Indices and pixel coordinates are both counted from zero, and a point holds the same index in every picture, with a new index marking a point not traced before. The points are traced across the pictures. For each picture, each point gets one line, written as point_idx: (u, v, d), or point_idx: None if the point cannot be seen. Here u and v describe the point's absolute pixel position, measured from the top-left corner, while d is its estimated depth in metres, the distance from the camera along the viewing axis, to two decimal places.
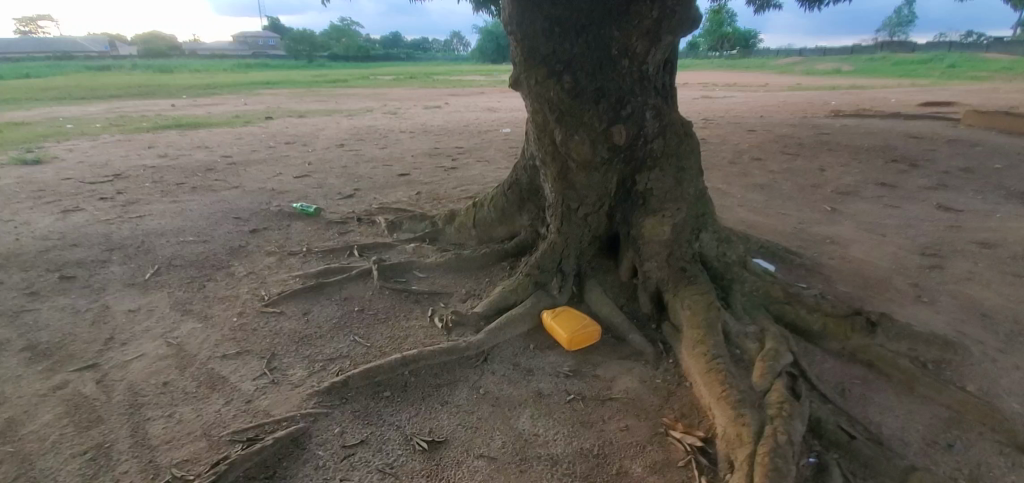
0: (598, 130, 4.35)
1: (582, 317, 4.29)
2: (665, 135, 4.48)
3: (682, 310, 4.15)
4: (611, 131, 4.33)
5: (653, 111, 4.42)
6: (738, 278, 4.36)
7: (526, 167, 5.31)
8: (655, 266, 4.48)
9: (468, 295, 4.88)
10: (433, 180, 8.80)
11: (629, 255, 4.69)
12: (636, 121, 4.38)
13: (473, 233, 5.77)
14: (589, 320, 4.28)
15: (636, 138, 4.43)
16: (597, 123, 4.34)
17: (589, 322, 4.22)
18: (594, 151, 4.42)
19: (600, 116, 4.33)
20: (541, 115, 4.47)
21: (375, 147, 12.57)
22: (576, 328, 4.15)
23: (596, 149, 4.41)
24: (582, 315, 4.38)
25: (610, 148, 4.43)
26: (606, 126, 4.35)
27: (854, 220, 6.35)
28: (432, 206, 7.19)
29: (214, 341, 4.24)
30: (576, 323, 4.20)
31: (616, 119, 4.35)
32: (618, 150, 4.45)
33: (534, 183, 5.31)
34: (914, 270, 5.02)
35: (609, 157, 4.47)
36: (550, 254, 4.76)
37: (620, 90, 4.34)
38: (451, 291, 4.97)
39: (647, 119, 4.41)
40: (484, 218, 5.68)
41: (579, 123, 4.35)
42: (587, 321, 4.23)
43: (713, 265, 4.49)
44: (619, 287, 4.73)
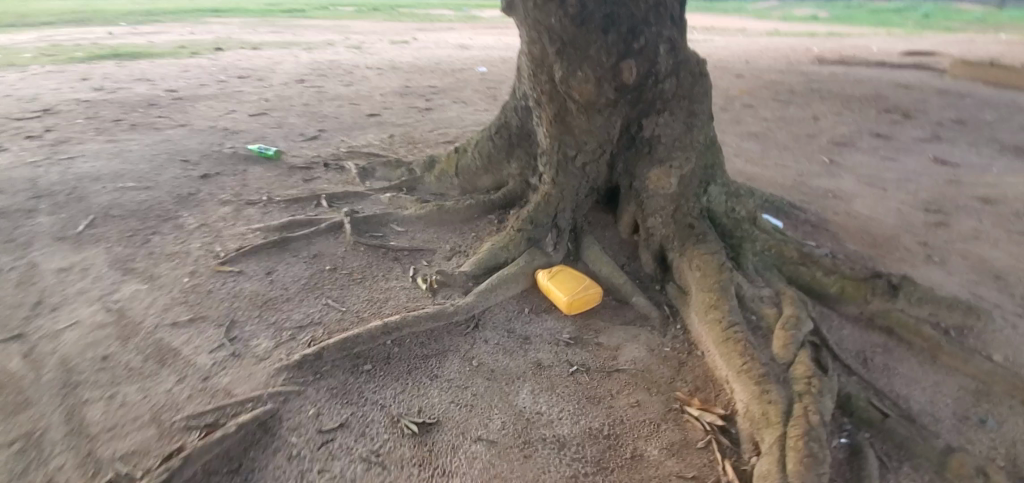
0: (605, 65, 3.80)
1: (583, 279, 3.90)
2: (679, 73, 3.93)
3: (690, 272, 3.81)
4: (620, 67, 3.78)
5: (667, 45, 3.87)
6: (748, 235, 4.02)
7: (517, 108, 4.75)
8: (659, 222, 4.12)
9: (453, 252, 4.40)
10: (405, 121, 8.06)
11: (631, 209, 4.27)
12: (647, 57, 3.84)
13: (456, 183, 5.26)
14: (591, 282, 3.90)
15: (646, 76, 3.90)
16: (603, 57, 3.78)
17: (591, 284, 3.85)
18: (598, 91, 3.89)
19: (608, 48, 3.77)
20: (539, 47, 3.90)
21: (339, 84, 11.53)
22: (577, 292, 3.78)
23: (600, 88, 3.87)
24: (582, 275, 4.00)
25: (618, 87, 3.89)
26: (614, 62, 3.80)
27: (854, 173, 6.09)
28: (407, 151, 6.56)
29: (162, 306, 3.68)
30: (577, 286, 3.82)
31: (625, 54, 3.79)
32: (625, 90, 3.92)
33: (525, 127, 4.77)
34: (921, 228, 4.82)
35: (615, 98, 3.95)
36: (544, 207, 4.31)
37: (632, 17, 3.77)
38: (434, 247, 4.48)
39: (660, 54, 3.86)
40: (469, 165, 5.16)
41: (583, 57, 3.80)
42: (589, 284, 3.86)
43: (722, 221, 4.12)
44: (619, 244, 4.35)
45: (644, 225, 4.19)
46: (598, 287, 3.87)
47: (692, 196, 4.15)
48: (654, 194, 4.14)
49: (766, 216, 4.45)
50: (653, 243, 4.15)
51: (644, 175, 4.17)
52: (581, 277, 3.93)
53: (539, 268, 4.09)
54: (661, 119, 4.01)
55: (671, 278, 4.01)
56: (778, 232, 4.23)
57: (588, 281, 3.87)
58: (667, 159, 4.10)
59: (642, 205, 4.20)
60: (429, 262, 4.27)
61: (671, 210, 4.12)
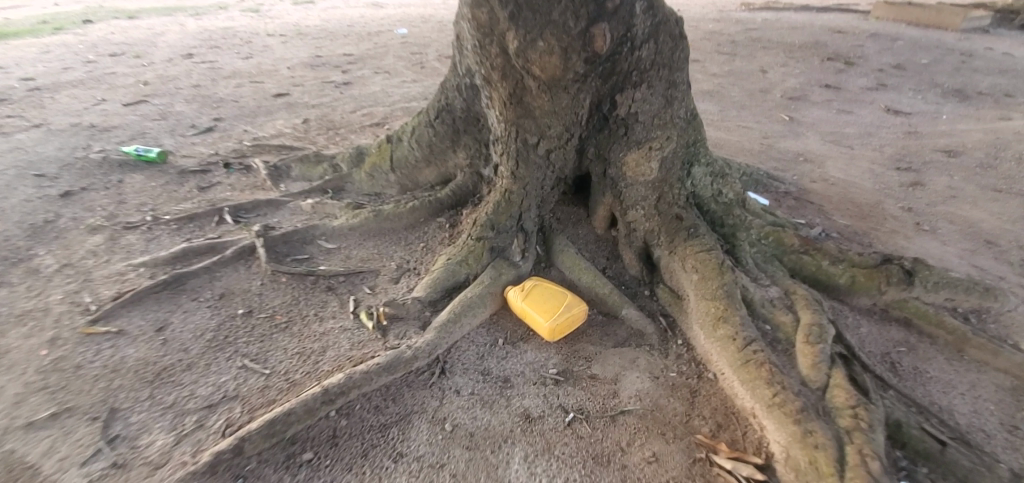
0: (572, 31, 3.06)
1: (564, 294, 3.23)
2: (657, 38, 3.26)
3: (685, 274, 3.27)
4: (590, 33, 3.05)
5: (644, 3, 3.17)
6: (741, 223, 3.52)
7: (460, 87, 3.93)
8: (642, 215, 3.53)
9: (400, 271, 3.61)
10: (320, 100, 6.91)
11: (606, 201, 3.64)
12: (621, 19, 3.13)
13: (393, 179, 4.41)
14: (574, 297, 3.25)
15: (620, 43, 3.19)
16: (570, 21, 3.04)
17: (574, 302, 3.19)
18: (564, 64, 3.15)
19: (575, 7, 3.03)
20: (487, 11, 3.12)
21: (237, 57, 9.93)
22: (558, 316, 3.12)
23: (567, 60, 3.14)
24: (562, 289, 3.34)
25: (587, 59, 3.17)
26: (583, 25, 3.06)
27: (816, 131, 5.77)
28: (327, 140, 5.54)
29: (9, 400, 2.70)
30: (557, 306, 3.16)
31: (596, 16, 3.07)
32: (596, 62, 3.21)
33: (472, 108, 3.97)
34: (899, 190, 4.56)
35: (584, 71, 3.24)
36: (505, 208, 3.59)
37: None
38: (374, 266, 3.66)
39: (636, 13, 3.16)
40: (407, 158, 4.33)
41: (544, 22, 3.04)
42: (571, 301, 3.19)
43: (710, 208, 3.60)
44: (595, 243, 3.73)
45: (624, 220, 3.58)
46: (583, 303, 3.22)
47: (676, 181, 3.57)
48: (633, 183, 3.53)
49: (750, 194, 3.98)
50: (636, 240, 3.57)
51: (620, 160, 3.53)
52: (561, 292, 3.26)
53: (507, 284, 3.41)
54: (639, 93, 3.34)
55: (660, 281, 3.46)
56: (769, 214, 3.77)
57: (570, 298, 3.21)
58: (647, 140, 3.46)
59: (620, 195, 3.58)
60: (371, 288, 3.46)
61: (653, 200, 3.53)
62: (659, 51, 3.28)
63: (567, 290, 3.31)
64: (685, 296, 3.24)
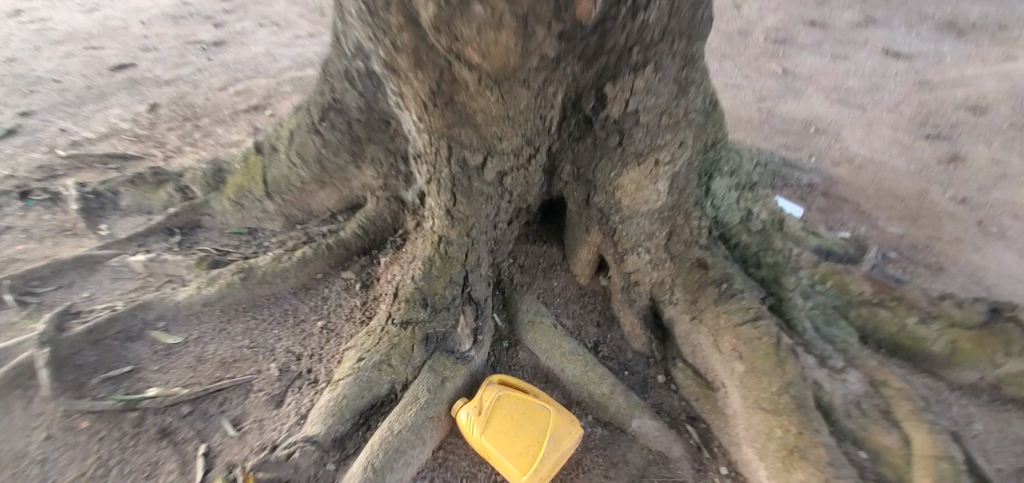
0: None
1: (547, 414, 2.06)
2: None
3: (721, 357, 2.18)
4: None
5: None
6: (786, 260, 2.44)
7: (351, 72, 2.47)
8: (648, 263, 2.38)
9: (282, 383, 2.31)
10: (177, 72, 5.10)
11: (591, 240, 2.45)
12: None
13: (273, 208, 2.96)
14: (563, 415, 2.08)
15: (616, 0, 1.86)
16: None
17: (563, 428, 2.05)
18: (522, 44, 1.79)
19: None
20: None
21: (73, 7, 7.56)
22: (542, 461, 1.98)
23: (527, 37, 1.78)
24: (542, 396, 2.17)
25: (562, 31, 1.81)
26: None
27: (817, 87, 4.71)
28: (182, 140, 3.93)
29: None
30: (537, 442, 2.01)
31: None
32: (577, 37, 1.89)
33: (375, 105, 2.54)
34: (938, 170, 3.64)
35: (556, 53, 1.91)
36: (443, 267, 2.34)
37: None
38: (240, 378, 2.31)
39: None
40: (288, 179, 2.88)
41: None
42: (559, 427, 2.05)
43: (739, 240, 2.47)
44: (578, 301, 2.57)
45: (620, 268, 2.42)
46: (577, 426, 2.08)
47: (693, 206, 2.37)
48: (633, 214, 2.33)
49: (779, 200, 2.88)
50: (639, 296, 2.44)
51: (610, 182, 2.31)
52: (543, 409, 2.08)
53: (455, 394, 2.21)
54: (644, 82, 2.07)
55: (678, 358, 2.38)
56: (811, 236, 2.70)
57: (558, 421, 2.06)
58: (652, 150, 2.23)
59: (613, 232, 2.39)
60: (235, 428, 2.15)
61: (661, 237, 2.36)
62: (676, 11, 1.95)
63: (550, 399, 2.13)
64: (721, 388, 2.19)
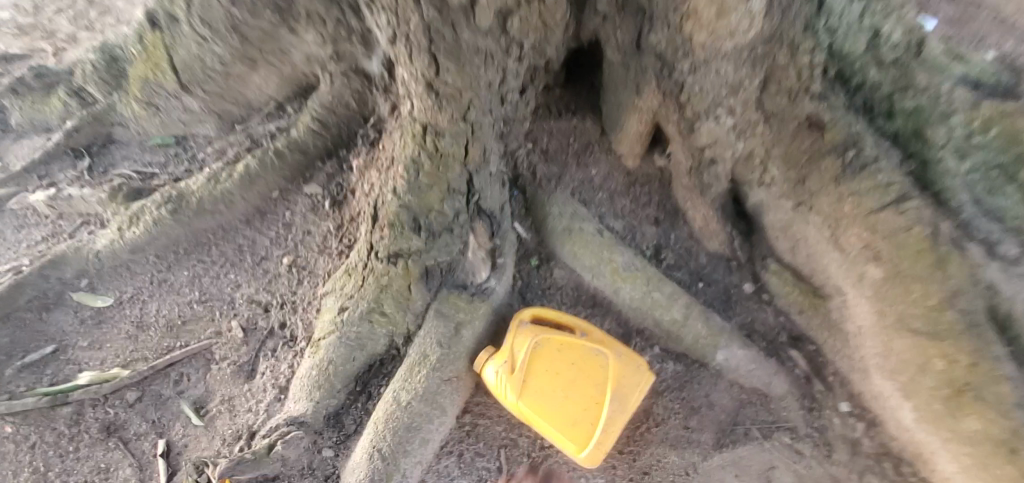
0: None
1: (606, 365, 1.55)
2: None
3: (845, 259, 1.55)
4: None
5: None
6: (935, 102, 1.66)
7: None
8: (732, 130, 1.62)
9: (249, 349, 1.77)
10: None
11: (643, 104, 1.68)
12: None
13: (198, 106, 2.16)
14: (627, 360, 1.55)
15: None
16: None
17: (629, 378, 1.54)
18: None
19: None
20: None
21: None
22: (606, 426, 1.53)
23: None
24: (593, 331, 1.61)
25: None
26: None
27: None
28: (75, 20, 2.96)
29: None
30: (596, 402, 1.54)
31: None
32: None
33: None
34: None
35: None
36: (435, 172, 1.60)
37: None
38: (194, 347, 1.78)
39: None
40: (203, 59, 2.03)
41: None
42: (623, 380, 1.54)
43: (864, 78, 1.68)
44: (627, 193, 1.86)
45: (689, 141, 1.67)
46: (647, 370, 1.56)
47: (804, 32, 1.52)
48: (711, 56, 1.51)
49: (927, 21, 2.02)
50: (715, 180, 1.71)
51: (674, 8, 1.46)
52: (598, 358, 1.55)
53: (478, 345, 1.64)
54: None
55: (767, 256, 1.76)
56: (956, 59, 1.87)
57: (622, 371, 1.54)
58: None
59: (679, 89, 1.60)
60: (200, 416, 1.68)
61: (754, 88, 1.56)
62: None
63: (607, 339, 1.58)
64: (839, 296, 1.60)
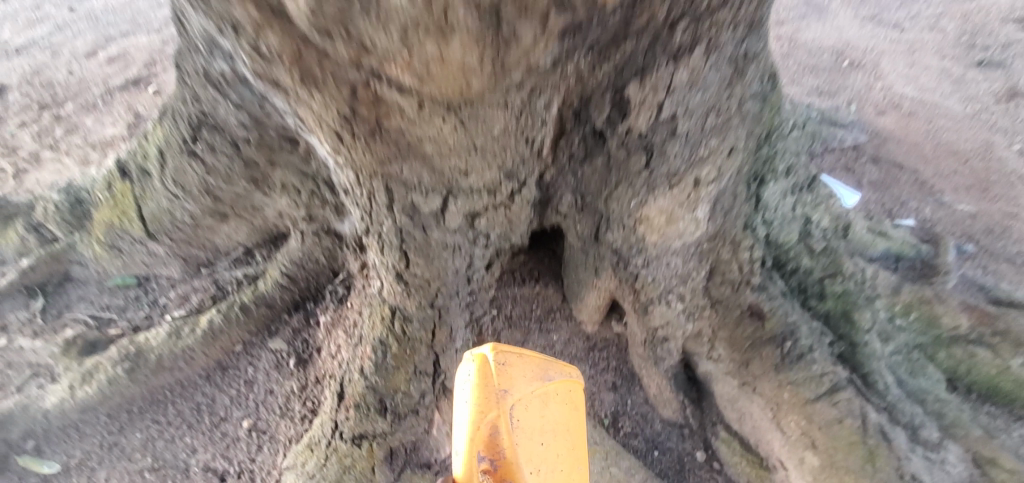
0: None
1: (515, 399, 1.09)
2: None
3: (784, 438, 1.69)
4: None
5: None
6: (859, 289, 1.84)
7: (201, 74, 1.53)
8: (683, 312, 1.77)
9: None
10: (31, 35, 3.92)
11: (602, 284, 1.81)
12: None
13: (164, 251, 2.17)
14: (494, 377, 1.09)
15: None
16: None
17: (516, 358, 1.12)
18: (498, 52, 0.98)
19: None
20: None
21: None
22: (583, 398, 1.17)
23: (505, 39, 0.96)
24: (482, 440, 1.07)
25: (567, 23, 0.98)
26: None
27: (842, 2, 3.76)
28: (37, 139, 3.00)
29: None
30: (551, 397, 1.12)
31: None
32: (588, 28, 1.04)
33: (248, 109, 1.58)
34: (1000, 112, 2.93)
35: (556, 58, 1.08)
36: (405, 359, 1.67)
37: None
38: None
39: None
40: (163, 213, 2.05)
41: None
42: (501, 379, 1.09)
43: (799, 264, 1.85)
44: (586, 357, 1.99)
45: (644, 320, 1.82)
46: (486, 348, 1.12)
47: (743, 231, 1.71)
48: (662, 252, 1.66)
49: (826, 175, 2.49)
50: (668, 354, 1.85)
51: (630, 213, 1.60)
52: (507, 428, 1.07)
53: None
54: (689, 70, 1.30)
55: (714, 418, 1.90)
56: (878, 236, 2.09)
57: (512, 366, 1.11)
58: (689, 166, 1.50)
59: (634, 278, 1.74)
60: None
61: (701, 278, 1.73)
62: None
63: (489, 406, 1.08)
64: (781, 469, 1.73)
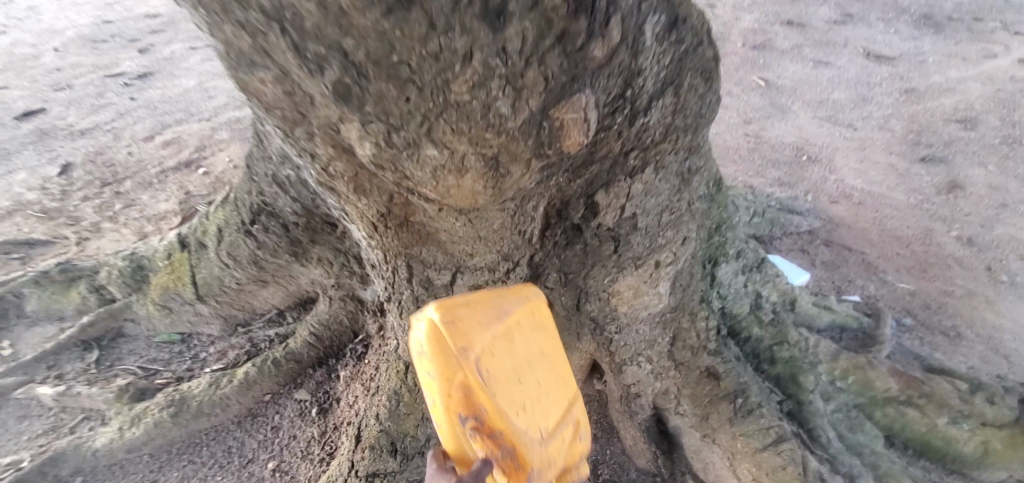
0: (523, 76, 1.15)
1: (475, 355, 1.22)
2: (675, 88, 1.51)
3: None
4: (548, 124, 1.27)
5: (666, 21, 1.35)
6: (803, 355, 2.14)
7: (276, 180, 2.00)
8: (651, 372, 2.09)
9: None
10: (94, 119, 4.48)
11: (584, 347, 2.13)
12: (611, 81, 1.30)
13: (208, 310, 2.51)
14: (453, 336, 1.20)
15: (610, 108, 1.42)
16: (501, 92, 1.16)
17: (464, 312, 1.23)
18: (496, 182, 1.38)
19: (504, 22, 1.05)
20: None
21: None
22: (529, 315, 1.38)
23: (501, 174, 1.36)
24: (458, 395, 1.22)
25: (546, 162, 1.39)
26: (538, 101, 1.21)
27: (803, 102, 4.29)
28: (98, 211, 3.44)
29: None
30: (508, 326, 1.31)
31: (572, 71, 1.20)
32: (563, 160, 1.46)
33: (303, 201, 2.01)
34: (941, 202, 3.32)
35: (539, 180, 1.49)
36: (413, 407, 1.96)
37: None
38: None
39: (644, 44, 1.31)
40: (214, 278, 2.41)
41: (437, 74, 1.11)
42: (460, 336, 1.21)
43: (751, 333, 2.18)
44: None
45: (620, 378, 2.12)
46: (434, 316, 1.20)
47: (699, 304, 2.08)
48: (631, 320, 2.01)
49: (779, 256, 2.89)
50: (641, 408, 2.14)
51: (605, 289, 1.95)
52: (479, 374, 1.23)
53: None
54: (642, 184, 1.73)
55: (682, 466, 2.19)
56: (823, 310, 2.43)
57: (459, 327, 1.22)
58: (651, 252, 1.89)
59: (610, 342, 2.07)
60: None
61: (665, 343, 2.07)
62: (680, 109, 1.58)
63: (456, 369, 1.20)
64: None
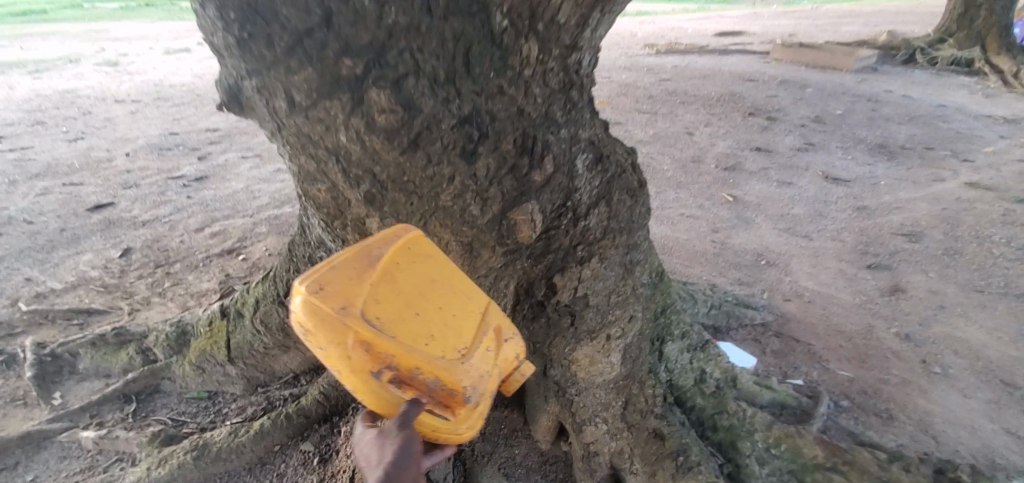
0: (489, 190, 1.73)
1: (357, 309, 1.34)
2: (608, 201, 2.12)
3: None
4: (508, 220, 1.80)
5: (591, 156, 1.98)
6: (738, 423, 2.44)
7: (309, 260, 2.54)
8: (606, 432, 2.44)
9: None
10: (156, 212, 5.25)
11: (550, 408, 2.49)
12: (553, 194, 1.88)
13: (234, 372, 2.94)
14: (328, 303, 1.31)
15: (557, 212, 2.02)
16: (473, 202, 1.74)
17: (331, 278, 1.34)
18: (471, 262, 1.90)
19: (475, 159, 1.66)
20: (313, 138, 1.64)
21: (61, 136, 7.60)
22: (410, 250, 1.49)
23: (475, 255, 1.89)
24: (361, 351, 1.36)
25: (508, 247, 1.90)
26: (499, 207, 1.78)
27: (766, 216, 4.89)
28: (150, 287, 4.01)
29: None
30: (390, 273, 1.43)
31: (521, 189, 1.78)
32: (524, 248, 2.00)
33: None
34: (883, 302, 3.74)
35: (503, 261, 1.99)
36: None
37: (542, 100, 1.70)
38: None
39: (577, 172, 1.93)
40: (244, 343, 2.86)
41: (432, 189, 1.69)
42: (337, 300, 1.33)
43: (695, 402, 2.56)
44: (539, 469, 2.62)
45: (580, 437, 2.45)
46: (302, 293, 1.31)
47: (647, 373, 2.49)
48: (589, 384, 2.42)
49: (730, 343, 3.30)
50: (599, 466, 2.46)
51: (565, 357, 2.37)
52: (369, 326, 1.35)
53: None
54: (591, 270, 2.20)
55: None
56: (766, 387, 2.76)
57: (331, 291, 1.34)
58: (603, 326, 2.34)
59: (571, 403, 2.43)
60: None
61: (619, 406, 2.46)
62: (614, 215, 2.15)
63: (345, 330, 1.32)
64: None
